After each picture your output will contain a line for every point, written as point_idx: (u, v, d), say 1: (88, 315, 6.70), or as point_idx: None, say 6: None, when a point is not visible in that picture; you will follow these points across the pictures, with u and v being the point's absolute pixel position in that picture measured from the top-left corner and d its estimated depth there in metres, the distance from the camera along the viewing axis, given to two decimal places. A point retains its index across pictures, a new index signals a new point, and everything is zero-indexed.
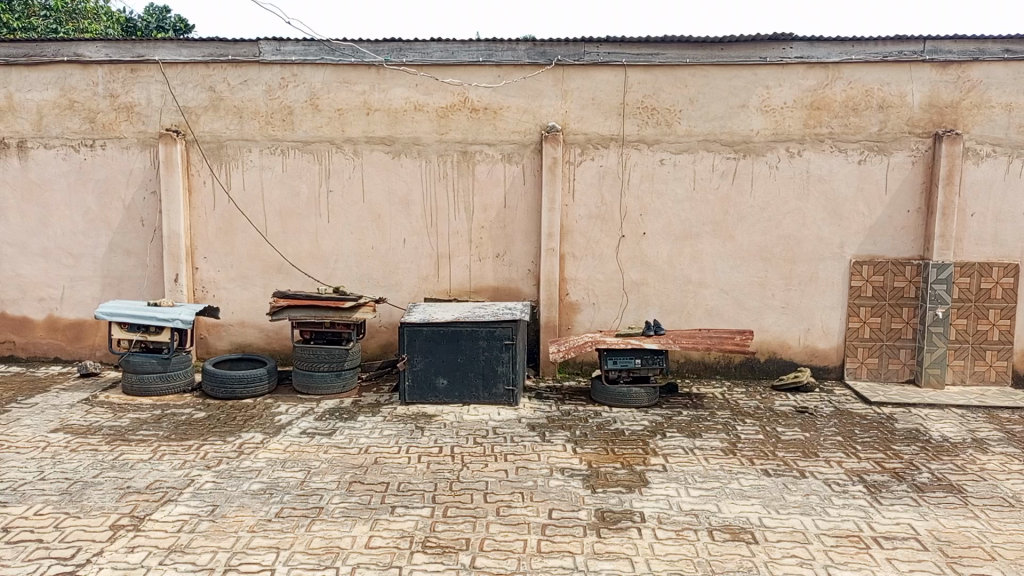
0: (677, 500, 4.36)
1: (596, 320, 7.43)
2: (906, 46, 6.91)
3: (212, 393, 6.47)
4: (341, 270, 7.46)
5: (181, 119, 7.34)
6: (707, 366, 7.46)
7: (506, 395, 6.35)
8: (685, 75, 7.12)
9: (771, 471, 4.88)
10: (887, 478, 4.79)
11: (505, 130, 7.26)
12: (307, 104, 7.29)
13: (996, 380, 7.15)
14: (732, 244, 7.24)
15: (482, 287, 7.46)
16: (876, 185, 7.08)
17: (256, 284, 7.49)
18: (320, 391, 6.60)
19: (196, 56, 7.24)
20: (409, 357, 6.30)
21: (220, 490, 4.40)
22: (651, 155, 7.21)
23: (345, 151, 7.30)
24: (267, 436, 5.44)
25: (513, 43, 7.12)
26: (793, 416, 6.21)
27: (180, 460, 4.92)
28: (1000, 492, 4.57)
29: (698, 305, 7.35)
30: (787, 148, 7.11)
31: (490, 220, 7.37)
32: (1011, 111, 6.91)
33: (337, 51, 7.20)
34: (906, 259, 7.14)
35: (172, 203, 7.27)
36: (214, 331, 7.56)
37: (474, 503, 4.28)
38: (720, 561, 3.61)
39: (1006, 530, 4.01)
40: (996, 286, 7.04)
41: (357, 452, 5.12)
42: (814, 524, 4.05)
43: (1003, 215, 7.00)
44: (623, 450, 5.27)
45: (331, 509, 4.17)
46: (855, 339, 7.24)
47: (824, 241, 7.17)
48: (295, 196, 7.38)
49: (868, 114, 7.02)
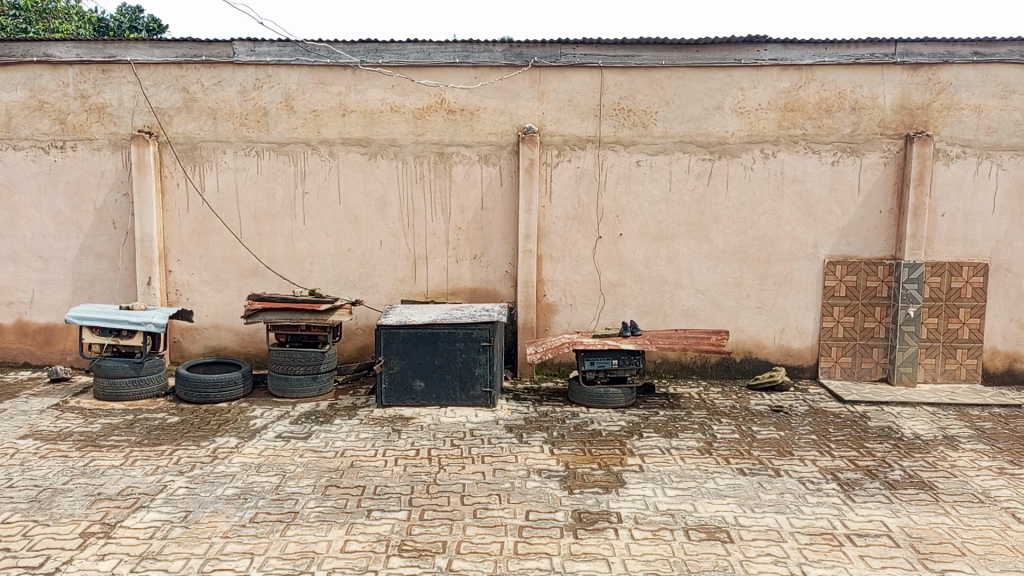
0: (654, 500, 4.38)
1: (573, 321, 7.45)
2: (877, 48, 7.00)
3: (186, 397, 6.39)
4: (317, 272, 7.41)
5: (153, 120, 7.25)
6: (684, 366, 7.49)
7: (483, 397, 6.34)
8: (660, 77, 7.15)
9: (746, 470, 4.92)
10: (861, 475, 4.84)
11: (481, 131, 7.26)
12: (282, 106, 7.23)
13: (967, 378, 7.25)
14: (707, 245, 7.29)
15: (459, 289, 7.44)
16: (849, 186, 7.16)
17: (231, 287, 7.41)
18: (296, 394, 6.55)
19: (168, 57, 7.17)
20: (386, 359, 6.26)
21: (193, 496, 4.34)
22: (628, 156, 7.24)
23: (321, 152, 7.26)
24: (241, 441, 5.39)
25: (490, 45, 7.11)
26: (768, 415, 6.26)
27: (153, 466, 4.85)
28: (970, 488, 4.63)
29: (675, 306, 7.38)
30: (762, 149, 7.17)
31: (467, 221, 7.36)
32: (980, 114, 7.03)
33: (312, 53, 7.16)
34: (878, 259, 7.23)
35: (144, 205, 7.18)
36: (187, 334, 7.47)
37: (451, 505, 4.27)
38: (695, 561, 3.63)
39: (977, 526, 4.06)
40: (966, 286, 7.15)
41: (333, 456, 5.08)
42: (789, 522, 4.08)
43: (973, 216, 7.11)
44: (600, 451, 5.27)
45: (306, 514, 4.13)
46: (829, 339, 7.31)
47: (798, 241, 7.24)
48: (270, 197, 7.32)
49: (840, 116, 7.10)
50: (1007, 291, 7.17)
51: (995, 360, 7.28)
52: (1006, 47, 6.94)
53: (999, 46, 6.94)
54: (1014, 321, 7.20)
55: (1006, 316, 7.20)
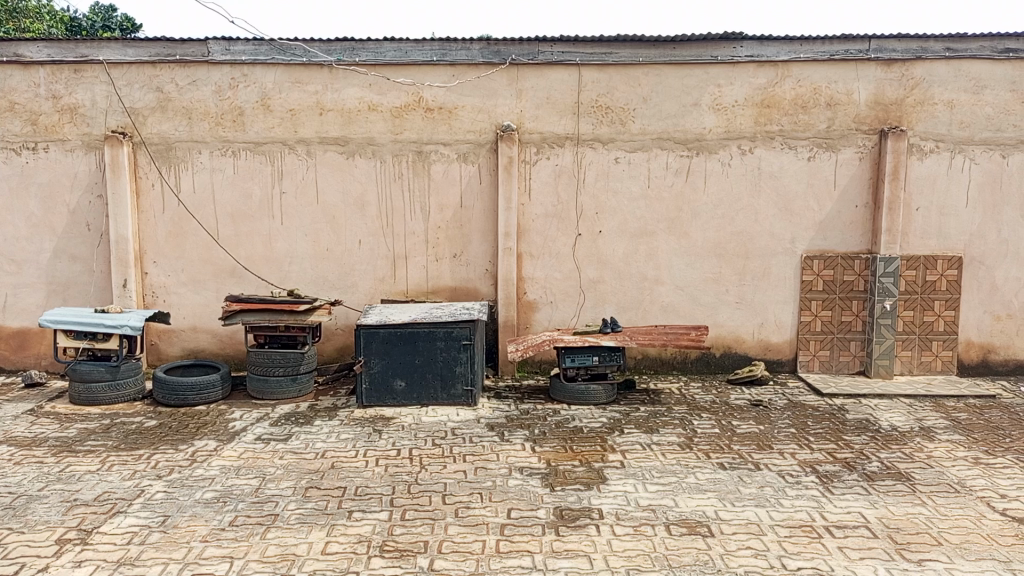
0: (635, 496, 4.39)
1: (554, 318, 7.45)
2: (852, 45, 7.05)
3: (164, 400, 6.33)
4: (296, 272, 7.36)
5: (127, 121, 7.17)
6: (664, 362, 7.52)
7: (464, 396, 6.33)
8: (638, 74, 7.17)
9: (726, 465, 4.94)
10: (839, 468, 4.88)
11: (459, 130, 7.24)
12: (258, 105, 7.17)
13: (943, 369, 7.34)
14: (686, 242, 7.32)
15: (440, 288, 7.42)
16: (825, 181, 7.23)
17: (209, 288, 7.34)
18: (275, 396, 6.50)
19: (142, 57, 7.08)
20: (366, 359, 6.23)
21: (171, 500, 4.30)
22: (606, 154, 7.25)
23: (298, 152, 7.21)
24: (220, 443, 5.35)
25: (467, 43, 7.10)
26: (748, 409, 6.31)
27: (130, 470, 4.79)
28: (946, 478, 4.69)
29: (654, 303, 7.41)
30: (739, 146, 7.22)
31: (447, 220, 7.34)
32: (953, 108, 7.11)
33: (288, 51, 7.11)
34: (855, 254, 7.30)
35: (119, 207, 7.09)
36: (165, 337, 7.40)
37: (432, 505, 4.26)
38: (677, 556, 3.64)
39: (953, 516, 4.12)
40: (941, 279, 7.24)
41: (314, 458, 5.05)
42: (768, 515, 4.11)
43: (947, 209, 7.20)
44: (581, 448, 5.28)
45: (286, 516, 4.10)
46: (807, 333, 7.37)
47: (775, 236, 7.30)
48: (247, 198, 7.25)
49: (816, 112, 7.16)
50: (981, 284, 7.27)
51: (970, 351, 7.38)
52: (977, 42, 7.03)
53: (970, 41, 7.03)
54: (988, 313, 7.30)
55: (980, 308, 7.30)
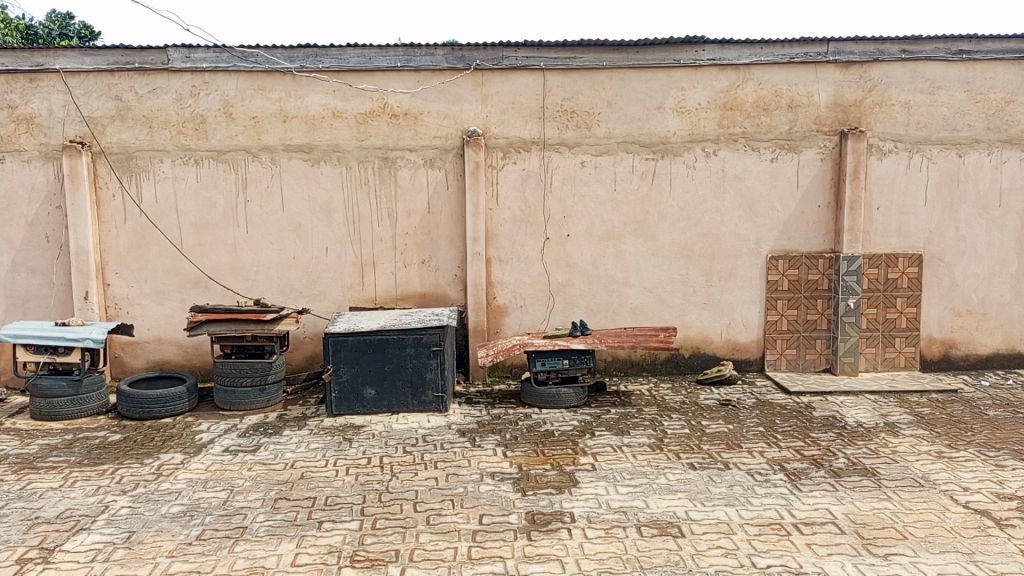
0: (606, 498, 4.40)
1: (523, 322, 7.45)
2: (811, 48, 7.16)
3: (129, 414, 6.21)
4: (262, 281, 7.28)
5: (85, 130, 7.04)
6: (634, 363, 7.56)
7: (435, 403, 6.30)
8: (602, 78, 7.21)
9: (696, 465, 4.98)
10: (806, 465, 4.94)
11: (425, 135, 7.22)
12: (220, 113, 7.09)
13: (906, 365, 7.48)
14: (654, 244, 7.37)
15: (409, 294, 7.38)
16: (788, 182, 7.33)
17: (173, 299, 7.24)
18: (243, 407, 6.41)
19: (100, 65, 6.96)
20: (335, 368, 6.18)
21: (136, 516, 4.22)
22: (572, 158, 7.28)
23: (262, 160, 7.14)
24: (187, 456, 5.27)
25: (431, 48, 7.09)
26: (717, 409, 6.36)
27: (94, 486, 4.70)
28: (911, 472, 4.77)
29: (623, 305, 7.45)
30: (702, 148, 7.29)
31: (414, 226, 7.31)
32: (910, 109, 7.25)
33: (249, 59, 7.03)
34: (818, 253, 7.42)
35: (79, 217, 6.95)
36: (128, 349, 7.27)
37: (404, 513, 4.23)
38: (648, 557, 3.65)
39: (917, 510, 4.19)
40: (903, 276, 7.37)
41: (283, 468, 4.99)
42: (738, 514, 4.15)
43: (907, 208, 7.34)
44: (552, 452, 5.29)
45: (255, 528, 4.05)
46: (773, 332, 7.47)
47: (741, 237, 7.38)
48: (210, 207, 7.16)
49: (778, 114, 7.26)
50: (941, 281, 7.42)
51: (932, 347, 7.52)
52: (932, 44, 7.17)
53: (926, 43, 7.17)
54: (948, 310, 7.45)
55: (941, 304, 7.45)
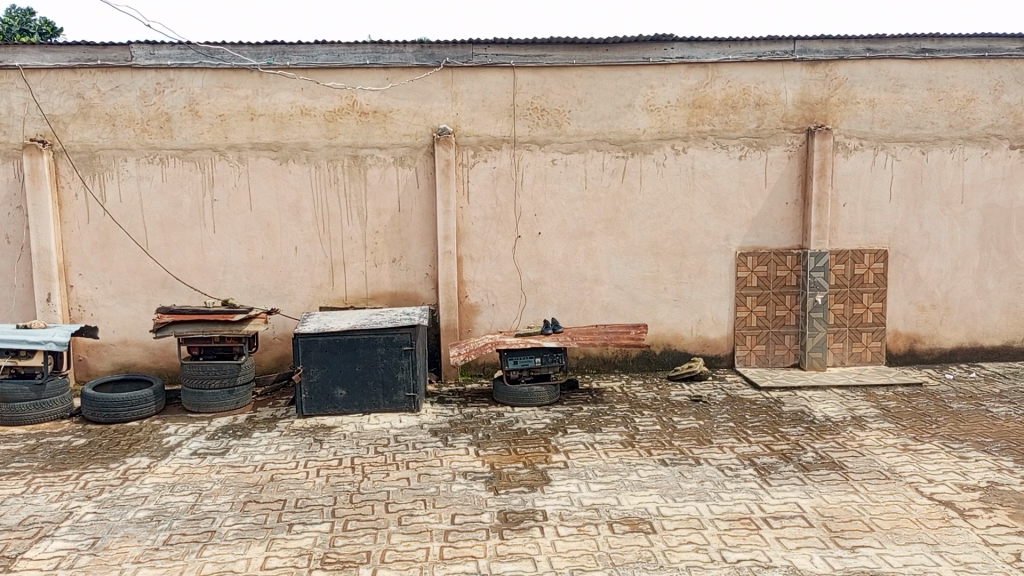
0: (578, 496, 4.41)
1: (495, 321, 7.44)
2: (778, 46, 7.24)
3: (93, 418, 6.09)
4: (230, 281, 7.19)
5: (46, 128, 6.89)
6: (606, 361, 7.57)
7: (407, 402, 6.27)
8: (572, 76, 7.22)
9: (667, 461, 5.01)
10: (775, 460, 4.99)
11: (395, 134, 7.18)
12: (185, 111, 6.98)
13: (872, 359, 7.60)
14: (624, 241, 7.40)
15: (379, 293, 7.34)
16: (756, 179, 7.40)
17: (139, 300, 7.12)
18: (211, 409, 6.32)
19: (60, 62, 6.82)
20: (305, 368, 6.12)
21: (102, 521, 4.14)
22: (543, 156, 7.28)
23: (229, 158, 7.05)
24: (154, 460, 5.18)
25: (400, 46, 7.05)
26: (688, 405, 6.39)
27: (58, 492, 4.61)
28: (877, 465, 4.84)
29: (595, 302, 7.47)
30: (672, 146, 7.33)
31: (385, 224, 7.26)
32: (875, 107, 7.35)
33: (215, 56, 6.94)
34: (786, 249, 7.50)
35: (40, 217, 6.81)
36: (92, 352, 7.13)
37: (375, 514, 4.20)
38: (620, 554, 3.66)
39: (883, 502, 4.25)
40: (869, 272, 7.49)
41: (252, 471, 4.93)
42: (708, 509, 4.18)
43: (872, 205, 7.45)
44: (525, 450, 5.29)
45: (224, 532, 4.00)
46: (743, 328, 7.54)
47: (710, 234, 7.43)
48: (177, 207, 7.05)
49: (746, 112, 7.32)
50: (906, 276, 7.54)
51: (897, 341, 7.64)
52: (895, 43, 7.28)
53: (889, 42, 7.27)
54: (913, 304, 7.58)
55: (906, 300, 7.57)
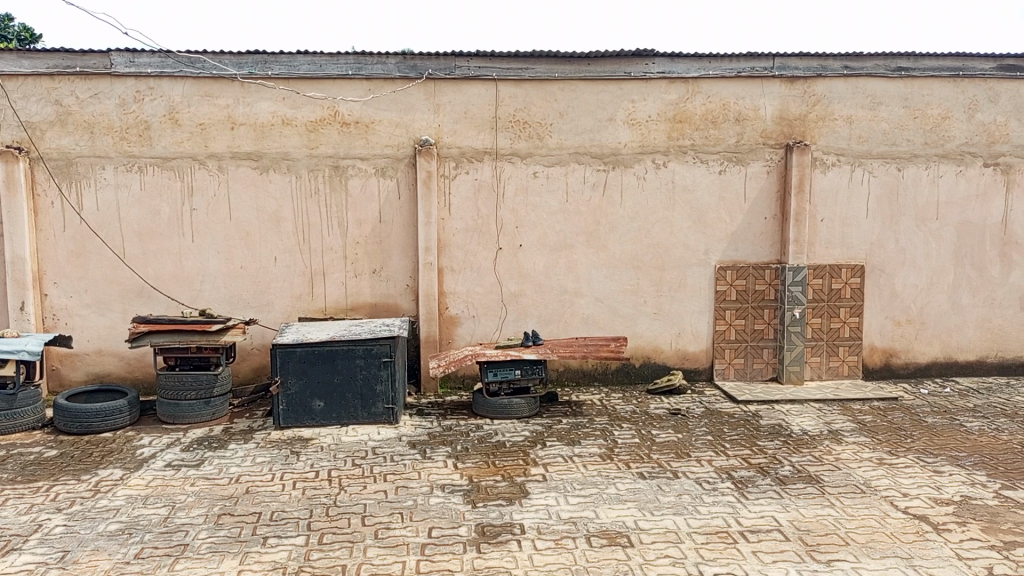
0: (556, 509, 4.40)
1: (476, 332, 7.42)
2: (758, 62, 7.31)
3: (66, 429, 6.00)
4: (208, 290, 7.13)
5: (23, 135, 6.82)
6: (586, 373, 7.57)
7: (385, 414, 6.23)
8: (554, 89, 7.26)
9: (645, 474, 5.01)
10: (753, 473, 5.00)
11: (377, 144, 7.17)
12: (165, 119, 6.93)
13: (849, 373, 7.66)
14: (604, 254, 7.42)
15: (359, 304, 7.30)
16: (735, 194, 7.46)
17: (114, 309, 7.04)
18: (186, 420, 6.25)
19: (39, 68, 6.75)
20: (283, 379, 6.06)
21: (72, 535, 4.07)
22: (525, 168, 7.30)
23: (208, 167, 7.00)
24: (127, 472, 5.11)
25: (383, 57, 7.05)
26: (667, 418, 6.41)
27: (27, 505, 4.52)
28: (853, 479, 4.87)
29: (575, 315, 7.48)
30: (653, 160, 7.37)
31: (365, 235, 7.24)
32: (852, 123, 7.45)
33: (196, 64, 6.90)
34: (765, 264, 7.56)
35: (14, 225, 6.72)
36: (66, 361, 7.04)
37: (351, 527, 4.16)
38: (596, 567, 3.66)
39: (859, 516, 4.27)
40: (846, 287, 7.56)
41: (227, 483, 4.87)
42: (685, 523, 4.18)
43: (849, 220, 7.53)
44: (503, 463, 5.27)
45: (196, 546, 3.94)
46: (722, 341, 7.58)
47: (690, 248, 7.48)
48: (155, 216, 7.00)
49: (725, 127, 7.38)
50: (882, 291, 7.62)
51: (874, 356, 7.71)
52: (872, 61, 7.38)
53: (866, 60, 7.37)
54: (889, 319, 7.66)
55: (882, 314, 7.65)
